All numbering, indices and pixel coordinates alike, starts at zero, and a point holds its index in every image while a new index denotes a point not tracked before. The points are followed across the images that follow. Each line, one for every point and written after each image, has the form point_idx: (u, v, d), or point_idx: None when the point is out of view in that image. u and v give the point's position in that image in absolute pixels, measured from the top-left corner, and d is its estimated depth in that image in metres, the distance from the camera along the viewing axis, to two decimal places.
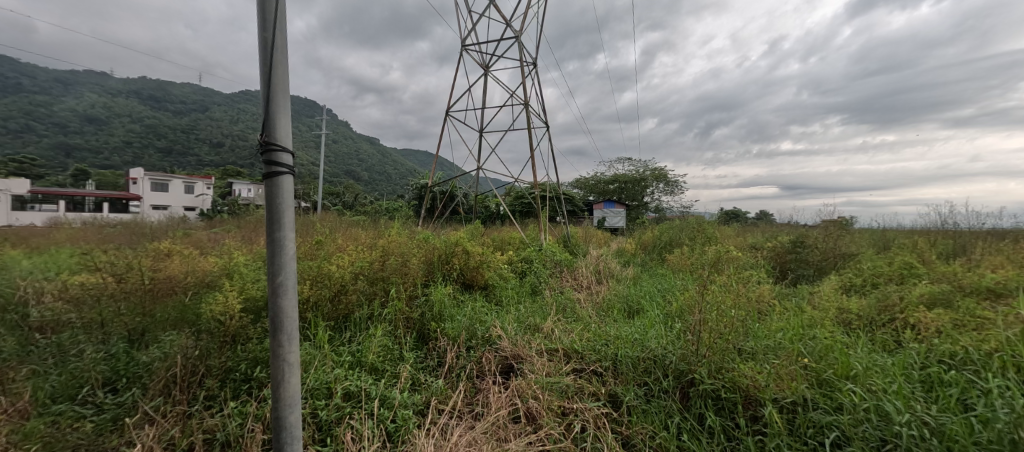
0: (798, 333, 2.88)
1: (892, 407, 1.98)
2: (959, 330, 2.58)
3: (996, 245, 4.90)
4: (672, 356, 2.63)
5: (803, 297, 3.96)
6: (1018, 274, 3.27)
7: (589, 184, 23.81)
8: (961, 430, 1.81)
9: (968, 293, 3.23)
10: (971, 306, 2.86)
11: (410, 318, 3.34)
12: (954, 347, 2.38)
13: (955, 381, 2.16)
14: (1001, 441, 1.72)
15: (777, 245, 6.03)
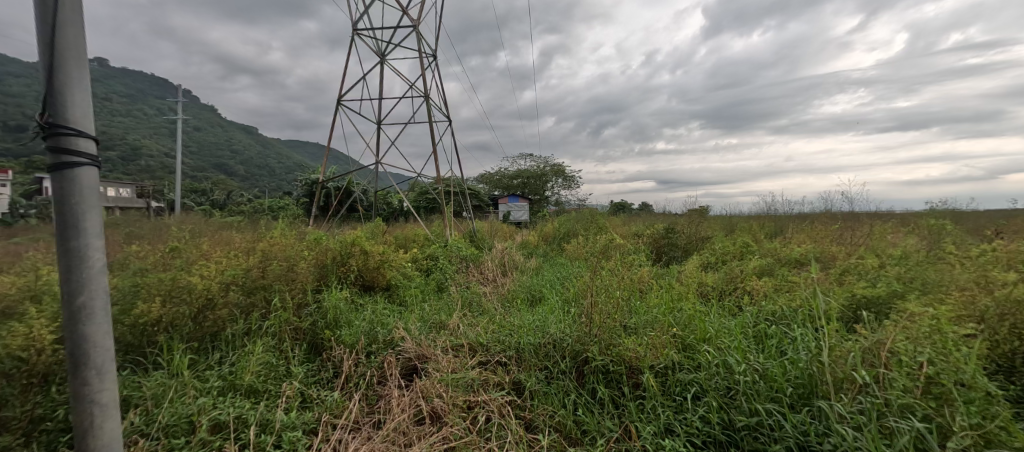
0: (669, 306, 3.35)
1: (733, 359, 2.41)
2: (776, 293, 3.29)
3: (804, 225, 6.26)
4: (568, 339, 2.88)
5: (673, 275, 4.61)
6: (815, 248, 4.25)
7: (493, 179, 24.24)
8: (778, 370, 2.26)
9: (784, 264, 4.11)
10: (784, 272, 3.65)
11: (300, 328, 3.12)
12: (774, 307, 3.02)
13: (774, 333, 2.72)
14: (804, 373, 2.18)
15: (653, 231, 6.85)
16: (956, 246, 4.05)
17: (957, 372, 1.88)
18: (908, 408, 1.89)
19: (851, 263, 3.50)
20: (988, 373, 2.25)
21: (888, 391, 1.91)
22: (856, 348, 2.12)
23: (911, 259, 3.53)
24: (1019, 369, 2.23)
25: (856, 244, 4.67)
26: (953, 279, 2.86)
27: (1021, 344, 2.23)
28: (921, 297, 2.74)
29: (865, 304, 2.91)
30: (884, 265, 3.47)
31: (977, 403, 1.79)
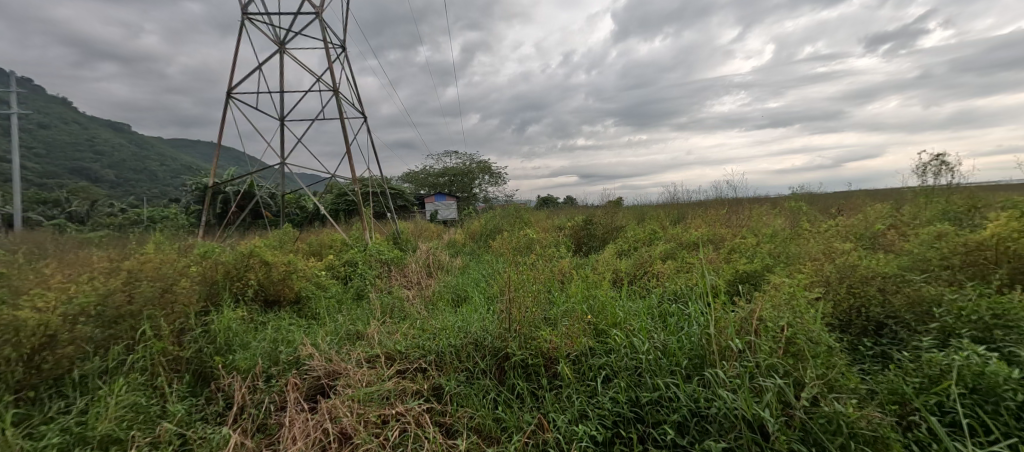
0: (585, 294, 3.54)
1: (638, 340, 2.61)
2: (676, 274, 3.66)
3: (702, 210, 6.99)
4: (490, 337, 2.90)
5: (591, 264, 4.87)
6: (709, 232, 4.77)
7: (420, 178, 23.43)
8: (676, 346, 2.50)
9: (684, 247, 4.56)
10: (684, 255, 4.06)
11: (181, 358, 2.73)
12: (674, 288, 3.34)
13: (674, 311, 3.01)
14: (698, 345, 2.45)
15: (573, 223, 7.14)
16: (811, 223, 4.82)
17: (807, 331, 2.23)
18: (772, 367, 2.17)
19: (735, 243, 4.02)
20: (833, 327, 2.70)
21: (758, 355, 2.20)
22: (735, 319, 2.41)
23: (779, 236, 4.15)
24: (853, 321, 2.70)
25: (739, 226, 5.35)
26: (808, 251, 3.44)
27: (854, 301, 2.72)
28: (785, 269, 3.25)
29: (745, 278, 3.34)
30: (760, 243, 4.03)
31: (821, 356, 2.13)
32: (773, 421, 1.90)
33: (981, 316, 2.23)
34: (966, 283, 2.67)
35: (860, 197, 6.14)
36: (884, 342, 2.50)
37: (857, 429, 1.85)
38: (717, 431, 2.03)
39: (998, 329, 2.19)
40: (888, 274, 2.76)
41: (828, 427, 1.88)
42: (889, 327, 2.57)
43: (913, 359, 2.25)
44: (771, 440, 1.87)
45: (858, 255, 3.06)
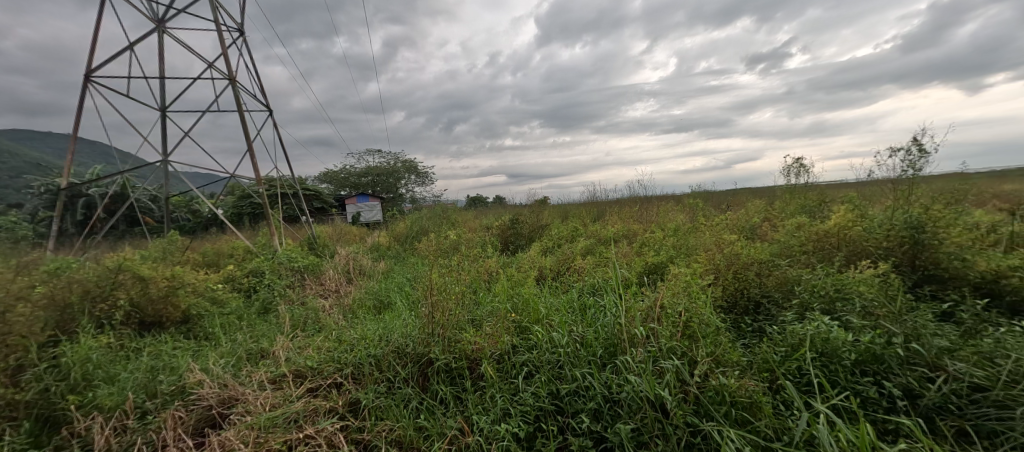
0: (509, 292, 3.58)
1: (558, 334, 2.69)
2: (595, 268, 3.87)
3: (621, 208, 7.43)
4: (412, 343, 2.80)
5: (518, 262, 4.93)
6: (625, 228, 5.12)
7: (338, 178, 22.02)
8: (593, 337, 2.62)
9: (603, 242, 4.84)
10: (602, 251, 4.32)
11: (19, 403, 2.25)
12: (594, 281, 3.54)
13: (591, 304, 3.16)
14: (611, 333, 2.59)
15: (501, 222, 7.16)
16: (707, 217, 5.40)
17: (699, 314, 2.49)
18: (671, 349, 2.37)
19: (646, 237, 4.37)
20: (723, 308, 3.04)
21: (659, 340, 2.39)
22: (640, 308, 2.59)
23: (681, 230, 4.58)
24: (738, 302, 3.05)
25: (649, 221, 5.79)
26: (703, 244, 3.89)
27: (737, 284, 3.08)
28: (684, 259, 3.59)
29: (653, 269, 3.62)
30: (665, 236, 4.43)
31: (709, 335, 2.39)
32: (671, 399, 2.07)
33: (828, 293, 2.75)
34: (817, 265, 3.21)
35: (744, 194, 7.01)
36: (760, 318, 2.86)
37: (737, 398, 2.09)
38: (627, 413, 2.15)
39: (839, 301, 2.68)
40: (762, 260, 3.21)
41: (715, 398, 2.11)
42: (764, 305, 2.95)
43: (781, 332, 2.62)
44: (670, 416, 2.04)
45: (741, 244, 3.51)
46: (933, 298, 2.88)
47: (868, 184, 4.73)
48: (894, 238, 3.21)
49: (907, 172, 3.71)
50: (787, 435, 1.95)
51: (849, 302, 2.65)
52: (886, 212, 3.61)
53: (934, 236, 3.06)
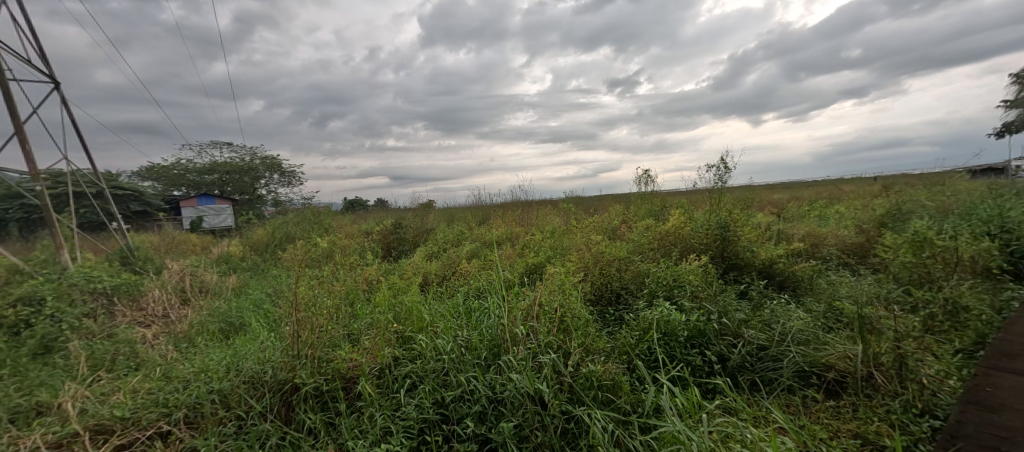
0: (388, 300, 3.26)
1: (442, 341, 2.50)
2: (479, 270, 3.80)
3: (505, 212, 7.53)
4: (271, 370, 2.31)
5: (400, 269, 4.59)
6: (507, 232, 5.16)
7: (175, 175, 18.22)
8: (478, 338, 2.49)
9: (488, 245, 4.80)
10: (487, 253, 4.29)
11: None
12: (478, 284, 3.45)
13: (475, 307, 3.04)
14: (494, 333, 2.48)
15: (382, 227, 6.60)
16: (578, 220, 5.77)
17: (571, 309, 2.60)
18: (549, 344, 2.37)
19: (527, 239, 4.49)
20: (590, 301, 3.19)
21: (538, 336, 2.37)
22: (524, 306, 2.55)
23: (557, 231, 4.79)
24: (603, 295, 3.24)
25: (530, 224, 5.97)
26: (575, 245, 4.11)
27: (602, 279, 3.29)
28: (558, 259, 3.74)
29: (533, 268, 3.68)
30: (544, 238, 4.59)
31: (580, 328, 2.49)
32: (549, 391, 2.05)
33: (667, 281, 3.09)
34: (660, 260, 3.62)
35: (608, 199, 7.71)
36: (620, 308, 3.06)
37: (602, 382, 2.17)
38: (509, 412, 2.04)
39: (674, 288, 3.06)
40: (619, 257, 3.47)
41: (586, 383, 2.15)
42: (623, 295, 3.19)
43: (635, 318, 2.83)
44: (548, 407, 2.02)
45: (605, 244, 3.79)
46: (734, 281, 3.54)
47: (689, 192, 5.57)
48: (711, 236, 3.79)
49: (717, 184, 4.42)
50: (640, 408, 2.10)
51: (680, 288, 3.04)
52: (705, 216, 4.25)
53: (732, 233, 3.75)
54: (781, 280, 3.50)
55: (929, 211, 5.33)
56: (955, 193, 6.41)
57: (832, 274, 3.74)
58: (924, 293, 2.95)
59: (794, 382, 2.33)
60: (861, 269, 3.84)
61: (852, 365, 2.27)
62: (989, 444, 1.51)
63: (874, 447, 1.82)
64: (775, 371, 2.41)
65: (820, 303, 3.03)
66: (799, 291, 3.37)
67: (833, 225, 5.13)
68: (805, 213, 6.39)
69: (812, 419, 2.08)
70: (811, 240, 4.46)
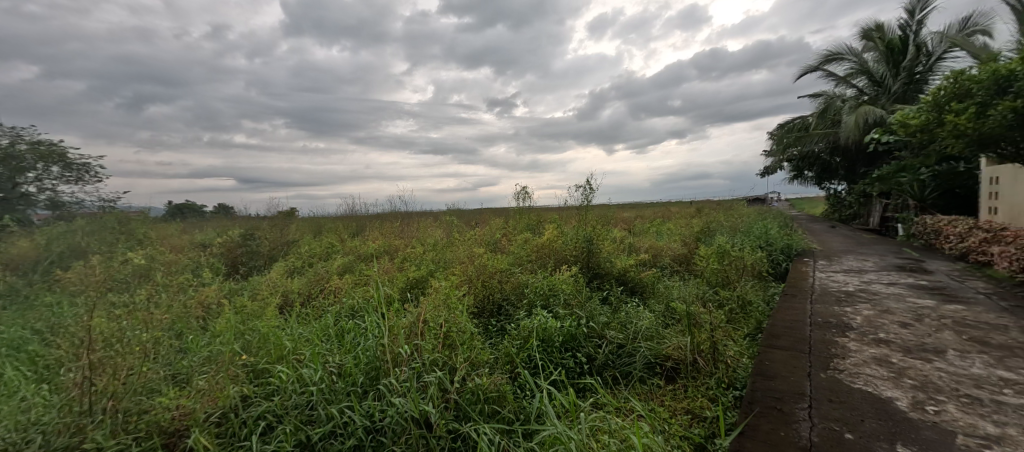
0: (239, 328, 2.85)
1: (309, 370, 2.30)
2: (353, 287, 3.58)
3: (378, 224, 7.27)
4: (39, 436, 1.71)
5: (252, 288, 4.04)
6: (384, 244, 4.97)
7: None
8: (352, 363, 2.37)
9: (363, 258, 4.60)
10: (362, 268, 4.11)
11: None
12: (353, 301, 3.29)
13: (349, 328, 2.87)
14: (373, 356, 2.38)
15: (226, 239, 5.73)
16: (461, 233, 5.87)
17: (457, 323, 2.64)
18: (434, 362, 2.37)
19: (408, 252, 4.41)
20: (474, 314, 3.26)
21: (423, 354, 2.35)
22: (405, 324, 2.53)
23: (439, 244, 4.79)
24: (486, 306, 3.36)
25: (411, 236, 5.87)
26: (459, 258, 4.17)
27: (485, 291, 3.41)
28: (442, 271, 3.77)
29: (415, 283, 3.62)
30: (426, 250, 4.56)
31: (466, 342, 2.54)
32: (435, 412, 2.04)
33: (544, 290, 3.35)
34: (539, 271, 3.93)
35: (490, 212, 7.91)
36: (502, 319, 3.22)
37: (488, 394, 2.24)
38: (389, 440, 1.98)
39: (550, 296, 3.33)
40: (501, 269, 3.65)
41: (473, 399, 2.20)
42: (504, 307, 3.35)
43: (516, 327, 3.01)
44: (433, 429, 2.00)
45: (488, 257, 3.94)
46: (598, 288, 4.02)
47: (555, 207, 6.12)
48: (580, 249, 4.23)
49: (584, 202, 4.94)
50: (523, 415, 2.24)
51: (555, 297, 3.33)
52: (574, 230, 4.72)
53: (596, 246, 4.25)
54: (633, 286, 4.08)
55: (729, 230, 6.83)
56: (741, 218, 8.34)
57: (668, 279, 4.50)
58: (729, 293, 3.78)
59: (644, 373, 2.73)
60: (687, 274, 4.71)
61: (683, 354, 2.75)
62: (770, 405, 1.99)
63: (700, 418, 2.23)
64: (630, 365, 2.80)
65: (660, 304, 3.61)
66: (646, 295, 3.97)
67: (667, 238, 6.19)
68: (650, 228, 7.59)
69: (659, 402, 2.44)
70: (653, 250, 5.29)
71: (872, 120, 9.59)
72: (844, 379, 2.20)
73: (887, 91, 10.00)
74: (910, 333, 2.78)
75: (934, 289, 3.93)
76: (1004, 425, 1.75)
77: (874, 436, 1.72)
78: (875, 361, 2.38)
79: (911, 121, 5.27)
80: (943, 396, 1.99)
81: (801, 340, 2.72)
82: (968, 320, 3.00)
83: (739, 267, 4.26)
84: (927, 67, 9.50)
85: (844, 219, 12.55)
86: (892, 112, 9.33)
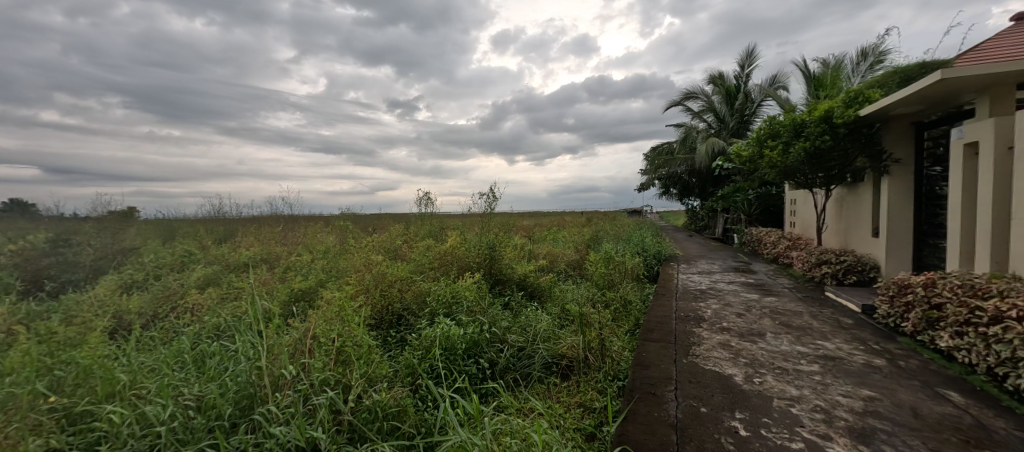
0: (46, 355, 2.20)
1: (155, 407, 1.85)
2: (221, 304, 3.12)
3: (250, 229, 6.52)
4: None
5: (68, 297, 3.22)
6: (260, 251, 4.52)
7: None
8: (217, 394, 1.98)
9: (232, 269, 4.11)
10: (233, 279, 3.67)
11: None
12: (217, 320, 2.83)
13: (215, 351, 2.43)
14: (246, 383, 2.06)
15: None
16: (355, 239, 5.55)
17: (352, 336, 2.50)
18: (324, 381, 2.18)
19: (292, 260, 4.04)
20: (371, 326, 3.14)
21: (311, 374, 2.17)
22: (289, 342, 2.33)
23: (331, 252, 4.47)
24: (384, 318, 3.23)
25: (295, 243, 5.41)
26: (353, 266, 3.95)
27: (383, 302, 3.29)
28: (335, 282, 3.54)
29: (301, 295, 3.34)
30: (315, 259, 4.23)
31: (363, 356, 2.39)
32: (326, 436, 1.88)
33: (446, 298, 3.34)
34: (441, 278, 3.95)
35: (387, 218, 7.52)
36: (402, 329, 3.14)
37: (387, 410, 2.16)
38: None
39: (453, 304, 3.33)
40: (402, 277, 3.57)
41: (368, 417, 2.09)
42: (404, 317, 3.27)
43: (417, 337, 2.96)
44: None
45: (387, 265, 3.81)
46: (500, 294, 4.16)
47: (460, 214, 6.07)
48: (483, 255, 4.32)
49: (487, 210, 5.05)
50: (425, 427, 2.19)
51: (458, 305, 3.35)
52: (477, 236, 4.82)
53: (498, 253, 4.38)
54: (533, 290, 4.29)
55: (613, 237, 7.56)
56: (622, 227, 9.27)
57: (563, 283, 4.84)
58: (613, 294, 4.20)
59: (542, 373, 2.89)
60: (578, 278, 5.14)
61: (577, 352, 2.98)
62: (647, 390, 2.26)
63: (590, 410, 2.44)
64: (529, 367, 2.94)
65: (557, 307, 3.86)
66: (544, 298, 4.22)
67: (562, 245, 6.62)
68: (547, 236, 8.03)
69: (555, 399, 2.61)
70: (550, 256, 5.63)
71: (717, 149, 11.50)
72: (699, 362, 2.61)
73: (726, 126, 12.05)
74: (742, 320, 3.42)
75: (759, 285, 4.85)
76: (802, 387, 2.26)
77: (720, 407, 2.08)
78: (721, 346, 2.87)
79: (743, 151, 6.45)
80: (765, 369, 2.49)
81: (668, 333, 3.14)
82: (779, 308, 3.78)
83: (622, 271, 4.77)
84: (752, 110, 11.71)
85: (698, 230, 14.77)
86: (731, 143, 11.29)
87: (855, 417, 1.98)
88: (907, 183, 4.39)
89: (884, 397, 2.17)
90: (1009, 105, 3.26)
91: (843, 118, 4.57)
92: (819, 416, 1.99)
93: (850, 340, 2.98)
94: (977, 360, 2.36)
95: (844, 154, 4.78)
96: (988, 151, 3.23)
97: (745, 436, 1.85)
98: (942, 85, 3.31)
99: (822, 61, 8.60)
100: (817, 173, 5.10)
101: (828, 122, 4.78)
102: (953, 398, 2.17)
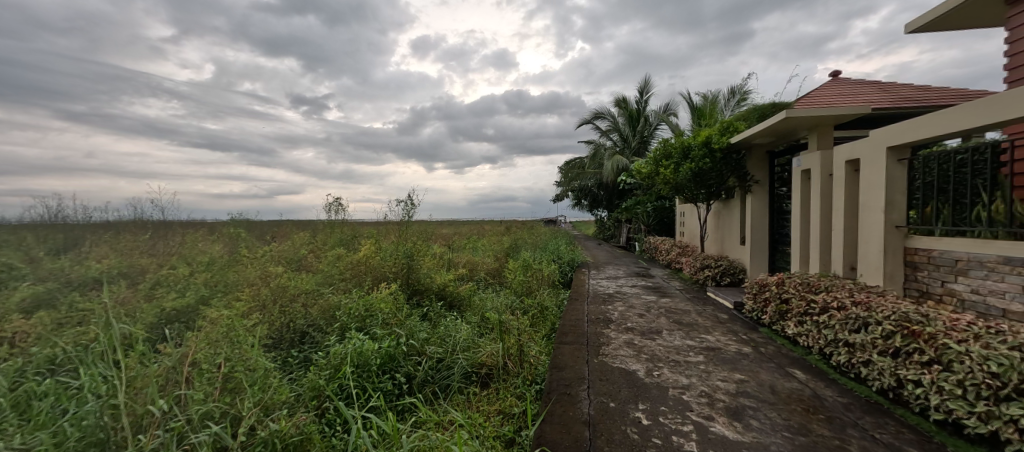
0: None
1: None
2: (57, 331, 2.17)
3: None
4: None
5: None
6: (120, 263, 3.14)
7: None
8: (53, 443, 1.50)
9: (75, 287, 2.75)
10: (76, 300, 2.47)
11: None
12: (53, 350, 2.00)
13: (50, 390, 1.79)
14: (98, 426, 1.59)
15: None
16: (250, 251, 4.54)
17: (244, 361, 2.14)
18: (205, 415, 1.85)
19: (162, 274, 3.12)
20: (267, 347, 2.81)
21: (187, 407, 1.80)
22: (158, 371, 1.86)
23: (218, 264, 3.62)
24: (285, 337, 2.91)
25: (173, 250, 3.94)
26: (248, 278, 3.35)
27: (284, 318, 2.96)
28: (222, 299, 2.97)
29: (174, 317, 2.69)
30: (194, 273, 3.36)
31: (258, 382, 2.09)
32: None
33: (359, 312, 3.19)
34: (352, 290, 3.71)
35: (290, 225, 6.25)
36: (306, 348, 2.88)
37: (288, 441, 1.92)
38: None
39: (367, 318, 3.20)
40: (307, 291, 3.28)
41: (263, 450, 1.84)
42: (310, 334, 2.99)
43: (325, 356, 2.75)
44: None
45: (288, 276, 3.46)
46: (418, 305, 4.07)
47: (379, 223, 5.58)
48: (398, 265, 4.19)
49: (405, 218, 4.91)
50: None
51: (373, 318, 3.22)
52: (393, 245, 4.66)
53: (416, 262, 4.28)
54: (452, 300, 4.31)
55: (531, 246, 7.78)
56: (539, 236, 9.59)
57: (483, 291, 4.91)
58: (531, 301, 4.34)
59: (462, 383, 2.88)
60: (497, 286, 5.24)
61: (496, 359, 3.02)
62: (562, 391, 2.38)
63: (509, 416, 2.49)
64: (449, 379, 2.91)
65: (476, 315, 3.89)
66: (463, 308, 4.26)
67: (481, 254, 6.64)
68: (466, 245, 7.99)
69: (474, 409, 2.61)
70: (470, 265, 5.63)
71: (621, 166, 12.52)
72: (608, 361, 2.81)
73: (630, 146, 13.15)
74: (642, 320, 3.76)
75: (656, 288, 5.34)
76: (690, 376, 2.55)
77: (626, 401, 2.26)
78: (626, 344, 3.12)
79: (642, 169, 7.13)
80: (661, 363, 2.76)
81: (581, 335, 3.34)
82: (672, 308, 4.22)
83: (538, 278, 4.96)
84: (650, 133, 12.92)
85: (604, 240, 15.83)
86: (634, 161, 12.38)
87: (731, 398, 2.29)
88: (764, 201, 5.21)
89: (751, 378, 2.54)
90: (829, 138, 4.01)
91: (719, 145, 5.31)
92: (704, 400, 2.26)
93: (726, 332, 3.44)
94: (813, 343, 2.86)
95: (720, 175, 5.52)
96: (817, 176, 3.96)
97: (646, 424, 2.03)
98: (785, 122, 3.98)
99: (703, 94, 9.87)
100: (700, 191, 5.82)
101: (708, 147, 5.52)
102: (798, 375, 2.60)
